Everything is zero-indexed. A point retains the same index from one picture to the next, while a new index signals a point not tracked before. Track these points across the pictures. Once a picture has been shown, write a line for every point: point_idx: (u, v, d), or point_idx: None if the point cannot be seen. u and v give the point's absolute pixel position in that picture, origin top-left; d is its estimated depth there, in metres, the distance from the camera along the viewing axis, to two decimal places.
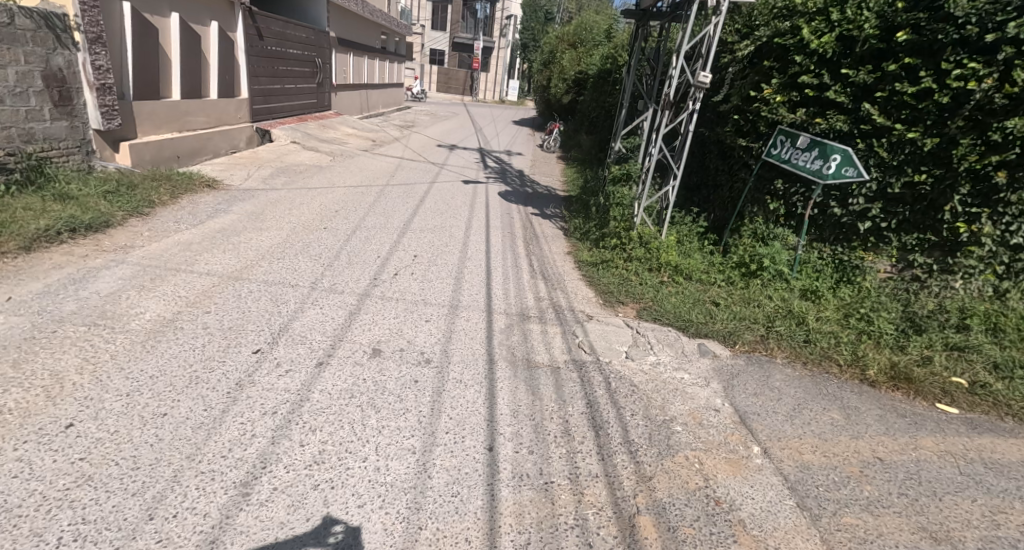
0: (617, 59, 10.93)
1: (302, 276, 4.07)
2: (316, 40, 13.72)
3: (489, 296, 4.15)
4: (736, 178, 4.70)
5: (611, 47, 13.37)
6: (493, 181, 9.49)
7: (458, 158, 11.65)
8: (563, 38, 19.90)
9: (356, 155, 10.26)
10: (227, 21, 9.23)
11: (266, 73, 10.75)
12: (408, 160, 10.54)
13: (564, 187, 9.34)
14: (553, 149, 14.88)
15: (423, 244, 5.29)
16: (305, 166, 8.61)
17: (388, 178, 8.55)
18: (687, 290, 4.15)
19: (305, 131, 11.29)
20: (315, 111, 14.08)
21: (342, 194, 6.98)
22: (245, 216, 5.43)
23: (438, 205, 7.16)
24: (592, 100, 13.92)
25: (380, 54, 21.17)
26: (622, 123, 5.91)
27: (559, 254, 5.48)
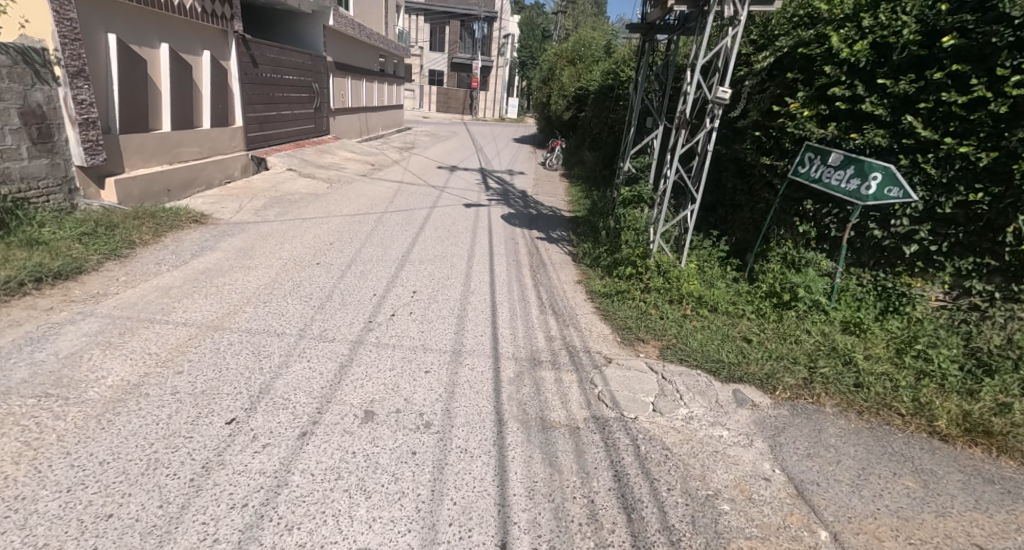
0: (618, 74, 10.71)
1: (289, 322, 3.72)
2: (313, 65, 13.61)
3: (494, 338, 3.78)
4: (759, 199, 4.34)
5: (611, 62, 13.19)
6: (496, 203, 9.17)
7: (459, 179, 11.38)
8: (562, 55, 19.79)
9: (354, 181, 9.99)
10: (221, 50, 9.06)
11: (261, 100, 10.58)
12: (408, 184, 10.25)
13: (569, 207, 9.02)
14: (556, 166, 14.60)
15: (422, 278, 4.93)
16: (301, 194, 8.33)
17: (387, 204, 8.24)
18: (714, 325, 3.77)
19: (302, 157, 11.06)
20: (313, 137, 13.91)
21: (338, 225, 6.66)
22: (233, 253, 5.11)
23: (439, 232, 6.82)
24: (594, 116, 13.64)
25: (378, 78, 21.17)
26: (631, 142, 5.58)
27: (568, 284, 5.10)
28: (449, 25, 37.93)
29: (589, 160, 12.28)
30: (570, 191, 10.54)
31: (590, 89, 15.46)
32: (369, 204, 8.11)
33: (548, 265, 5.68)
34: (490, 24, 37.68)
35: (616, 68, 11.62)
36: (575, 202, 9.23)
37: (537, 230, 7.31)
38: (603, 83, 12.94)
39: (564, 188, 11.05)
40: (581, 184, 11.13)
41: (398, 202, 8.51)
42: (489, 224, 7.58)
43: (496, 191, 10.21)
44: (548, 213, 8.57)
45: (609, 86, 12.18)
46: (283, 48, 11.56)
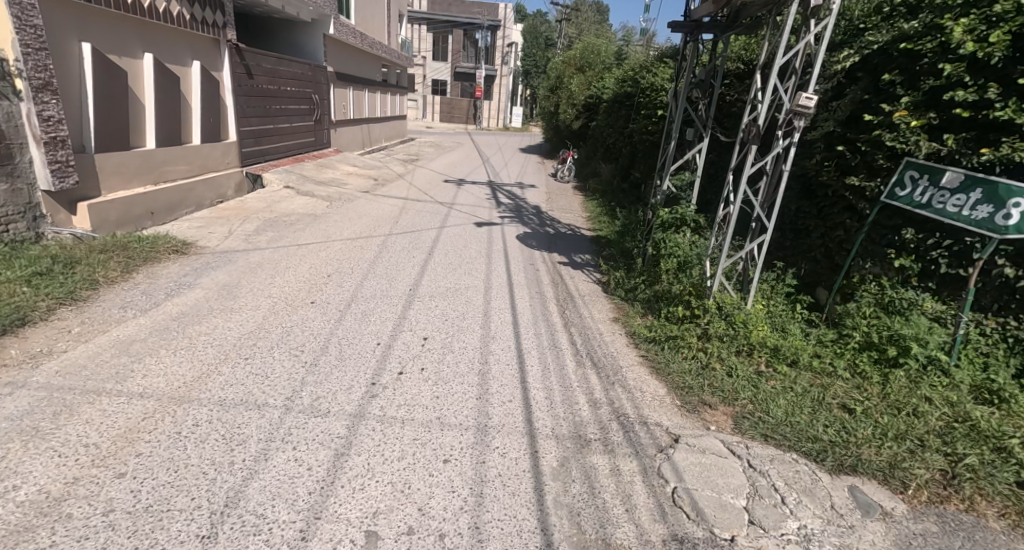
0: (637, 81, 10.05)
1: (274, 387, 3.03)
2: (312, 75, 13.05)
3: (525, 404, 3.08)
4: (837, 226, 3.63)
5: (625, 69, 12.55)
6: (509, 220, 8.49)
7: (468, 195, 10.71)
8: (569, 63, 19.21)
9: (356, 198, 9.35)
10: (212, 60, 8.47)
11: (257, 113, 9.99)
12: (413, 201, 9.60)
13: (588, 224, 8.33)
14: (568, 179, 13.95)
15: (434, 319, 4.24)
16: (299, 215, 7.68)
17: (392, 225, 7.58)
18: (798, 386, 3.04)
19: (301, 173, 10.44)
20: (314, 150, 13.32)
21: (337, 251, 5.99)
22: (215, 290, 4.43)
23: (449, 257, 6.14)
24: (608, 125, 12.98)
25: (381, 88, 20.64)
26: (672, 157, 4.91)
27: (602, 324, 4.40)
28: (451, 34, 37.56)
29: (605, 172, 11.62)
30: (587, 207, 9.86)
31: (602, 97, 14.86)
32: (373, 225, 7.45)
33: (576, 299, 4.97)
34: (493, 33, 37.26)
35: (632, 75, 10.97)
36: (595, 220, 8.53)
37: (559, 253, 6.63)
38: (617, 90, 12.30)
39: (580, 203, 10.37)
40: (597, 199, 10.45)
41: (405, 222, 7.85)
42: (503, 247, 6.90)
43: (509, 207, 9.54)
44: (567, 232, 7.88)
45: (624, 94, 11.55)
46: (280, 58, 10.99)
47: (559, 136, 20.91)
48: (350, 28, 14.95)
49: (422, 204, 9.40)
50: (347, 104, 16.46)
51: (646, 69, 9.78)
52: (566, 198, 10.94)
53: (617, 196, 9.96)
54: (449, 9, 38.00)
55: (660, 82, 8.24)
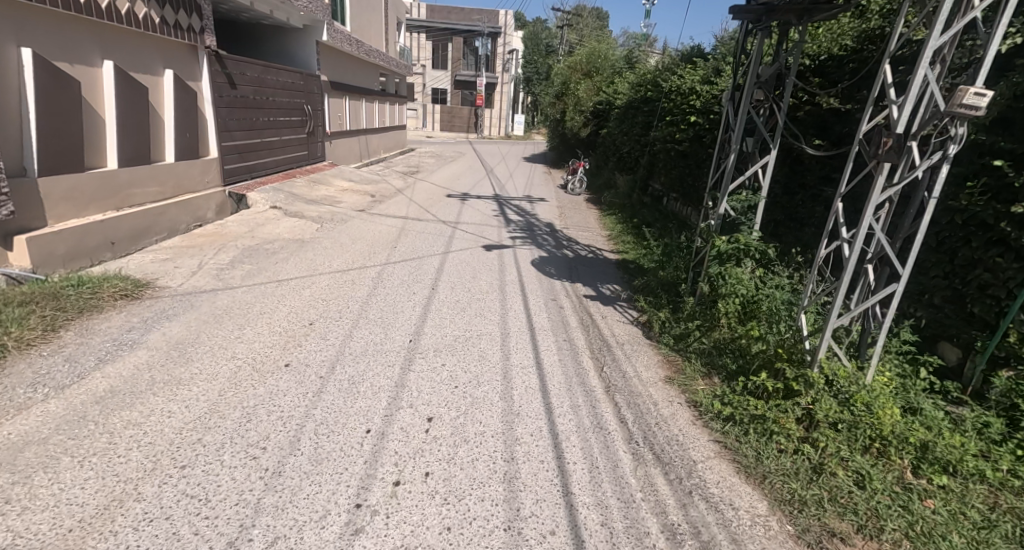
0: (656, 85, 9.23)
1: (213, 522, 2.10)
2: (304, 84, 12.25)
3: (573, 541, 2.12)
4: (974, 265, 2.67)
5: (640, 73, 11.77)
6: (521, 241, 7.62)
7: (473, 211, 9.86)
8: (575, 68, 18.43)
9: (351, 219, 8.47)
10: (189, 69, 7.64)
11: (242, 126, 9.19)
12: (414, 220, 8.73)
13: (609, 246, 7.45)
14: (579, 191, 13.08)
15: (440, 390, 3.32)
16: (284, 241, 6.80)
17: (389, 251, 6.69)
18: (972, 511, 2.13)
19: (291, 191, 9.58)
20: (307, 163, 12.52)
21: (325, 287, 5.10)
22: (164, 350, 3.52)
23: (456, 293, 5.24)
24: (622, 133, 12.18)
25: (378, 97, 19.89)
26: (730, 174, 4.02)
27: (653, 387, 3.48)
28: (451, 42, 36.92)
29: (622, 184, 10.75)
30: (604, 224, 8.97)
31: (613, 103, 14.06)
32: (368, 251, 6.56)
33: (615, 350, 4.04)
34: (494, 40, 36.68)
35: (650, 79, 10.12)
36: (617, 241, 7.62)
37: (586, 285, 5.72)
38: (632, 96, 11.46)
39: (596, 220, 9.48)
40: (616, 214, 9.55)
41: (404, 247, 6.96)
42: (518, 276, 6.00)
43: (521, 226, 8.66)
44: (588, 256, 6.98)
45: (641, 99, 10.71)
46: (267, 66, 10.18)
47: (565, 145, 20.09)
48: (344, 34, 14.20)
49: (424, 224, 8.54)
50: (343, 115, 15.68)
51: (668, 71, 8.93)
52: (581, 214, 10.05)
53: (638, 212, 9.07)
54: (448, 17, 37.38)
55: (689, 86, 7.38)
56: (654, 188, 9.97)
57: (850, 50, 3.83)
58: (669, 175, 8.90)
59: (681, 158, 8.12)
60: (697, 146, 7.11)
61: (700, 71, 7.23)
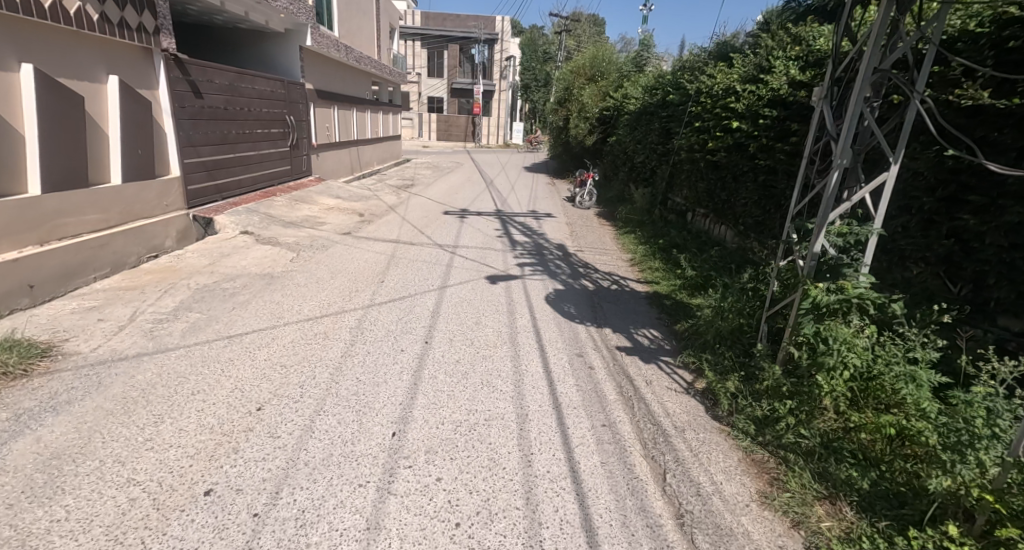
0: (679, 88, 8.24)
1: None
2: (287, 93, 11.24)
3: None
4: None
5: (654, 76, 10.83)
6: (532, 270, 6.57)
7: (473, 232, 8.82)
8: (579, 73, 17.47)
9: (335, 245, 7.41)
10: (142, 76, 6.61)
11: (211, 141, 8.15)
12: (408, 245, 7.67)
13: (633, 275, 6.40)
14: (588, 205, 12.06)
15: (436, 534, 2.22)
16: (250, 276, 5.71)
17: (376, 287, 5.61)
18: None
19: (268, 213, 8.52)
20: (289, 179, 11.50)
21: (289, 345, 4.01)
22: (28, 470, 2.40)
23: (455, 350, 4.15)
24: (636, 142, 11.20)
25: (371, 106, 18.94)
26: (831, 200, 2.89)
27: (750, 517, 2.36)
28: (447, 49, 36.03)
29: (639, 199, 9.71)
30: (624, 246, 7.90)
31: (623, 110, 13.07)
32: (350, 288, 5.49)
33: (676, 444, 2.94)
34: (491, 47, 35.95)
35: (670, 82, 9.12)
36: (643, 269, 6.55)
37: (617, 332, 4.65)
38: (646, 102, 10.47)
39: (613, 240, 8.42)
40: (636, 234, 8.49)
41: (395, 281, 5.89)
42: (532, 320, 4.92)
43: (531, 251, 7.60)
44: (612, 290, 5.90)
45: (660, 104, 9.70)
46: (241, 73, 9.14)
47: (569, 154, 19.10)
48: (331, 39, 13.23)
49: (420, 249, 7.49)
50: (332, 126, 14.67)
51: (693, 73, 7.93)
52: (594, 233, 9.00)
53: (663, 231, 8.01)
54: (443, 24, 36.43)
55: (725, 87, 6.37)
56: (677, 204, 8.94)
57: (996, 25, 2.78)
58: (697, 190, 7.88)
59: (714, 171, 7.09)
60: (738, 157, 6.06)
61: (739, 70, 6.21)
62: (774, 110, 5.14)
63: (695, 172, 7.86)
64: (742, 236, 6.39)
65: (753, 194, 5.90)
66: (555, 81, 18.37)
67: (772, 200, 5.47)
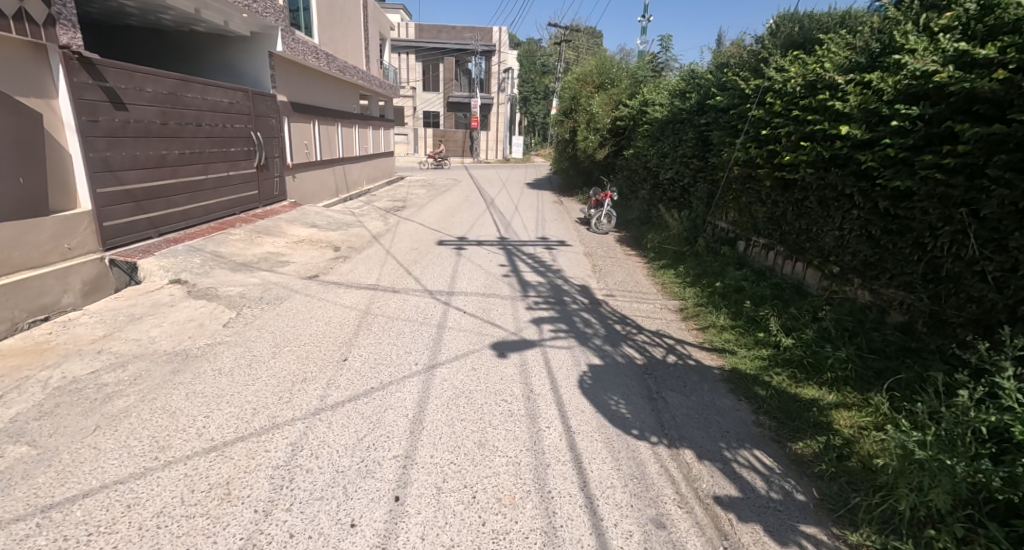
0: (729, 89, 6.69)
1: None
2: (253, 106, 9.67)
3: None
4: None
5: (682, 78, 9.34)
6: (553, 333, 4.90)
7: (474, 270, 7.19)
8: (585, 81, 15.99)
9: (294, 297, 5.74)
10: (29, 79, 5.02)
11: (142, 164, 6.56)
12: (390, 294, 6.01)
13: (692, 339, 4.70)
14: (606, 228, 10.48)
15: None
16: (156, 355, 4.02)
17: (335, 371, 3.92)
18: None
19: (217, 253, 6.85)
20: (255, 206, 9.89)
21: (153, 523, 2.29)
22: None
23: (446, 518, 2.44)
24: (662, 155, 9.67)
25: (359, 121, 17.48)
26: None
27: None
28: (442, 62, 34.78)
29: (674, 224, 8.07)
30: (666, 290, 6.22)
31: (642, 120, 11.52)
32: (298, 375, 3.82)
33: None
34: (488, 59, 34.84)
35: (712, 84, 7.56)
36: (704, 329, 4.86)
37: (704, 459, 2.93)
38: (676, 109, 8.89)
39: (649, 280, 6.75)
40: (678, 272, 6.82)
41: (366, 358, 4.21)
42: (566, 432, 3.22)
43: (550, 299, 5.92)
44: (670, 364, 4.21)
45: (699, 111, 8.13)
46: (188, 82, 7.55)
47: (577, 169, 17.53)
48: (307, 45, 11.78)
49: (405, 299, 5.82)
50: (312, 142, 13.12)
51: (748, 69, 6.36)
52: (621, 269, 7.35)
53: (714, 267, 6.34)
54: (438, 36, 35.10)
55: (810, 82, 4.76)
56: (726, 232, 7.29)
57: None
58: (759, 216, 6.23)
59: (788, 193, 5.46)
60: (837, 176, 4.43)
61: (831, 60, 4.62)
62: (915, 107, 3.51)
63: (755, 193, 6.24)
64: (837, 282, 4.71)
65: (864, 226, 4.23)
66: (560, 91, 16.91)
67: (902, 237, 3.81)
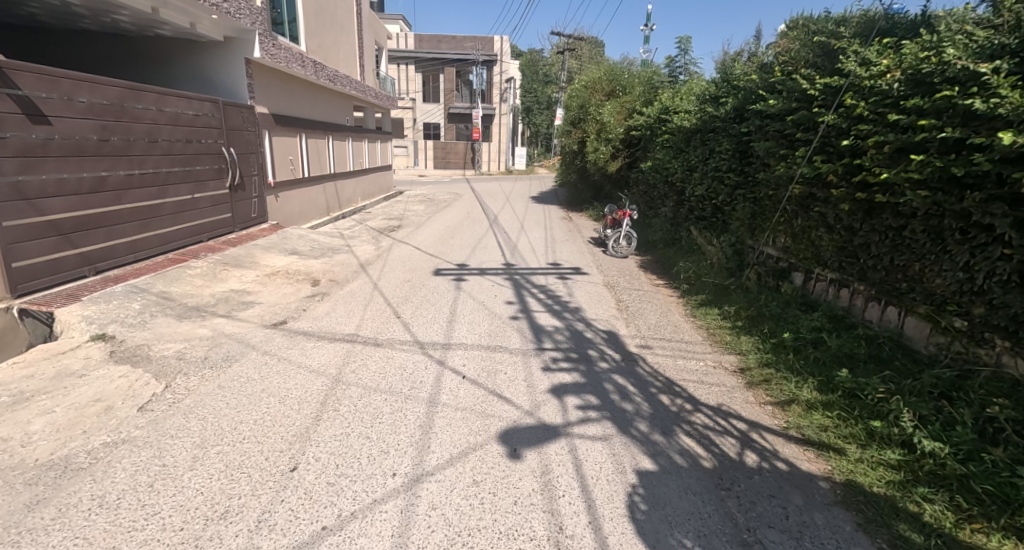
0: (783, 90, 5.58)
1: None
2: (222, 118, 8.58)
3: None
4: None
5: (711, 82, 8.28)
6: (581, 413, 3.70)
7: (476, 311, 6.03)
8: (594, 88, 14.97)
9: (250, 355, 4.57)
10: None
11: (71, 189, 5.43)
12: (372, 349, 4.84)
13: (768, 423, 3.46)
14: (626, 251, 9.33)
15: None
16: (18, 470, 2.81)
17: (276, 494, 2.72)
18: None
19: (164, 294, 5.68)
20: (224, 231, 8.77)
21: None
22: None
23: None
24: (691, 168, 8.58)
25: (353, 134, 16.47)
26: None
27: None
28: (442, 72, 33.94)
29: (711, 251, 6.89)
30: (715, 338, 5.02)
31: (663, 129, 10.41)
32: (221, 503, 2.63)
33: None
34: (489, 69, 34.06)
35: (757, 86, 6.42)
36: (782, 404, 3.64)
37: None
38: (709, 116, 7.79)
39: (688, 323, 5.55)
40: (723, 312, 5.62)
41: (324, 466, 3.00)
42: None
43: (574, 356, 4.73)
44: (749, 468, 2.98)
45: (742, 120, 6.99)
46: (137, 90, 6.43)
47: (586, 182, 16.42)
48: (291, 51, 10.77)
49: (390, 359, 4.64)
50: (297, 157, 12.03)
51: (812, 67, 5.22)
52: (651, 308, 6.17)
53: (771, 309, 5.14)
54: (438, 45, 34.25)
55: (925, 77, 3.62)
56: (779, 262, 6.10)
57: None
58: (828, 245, 5.04)
59: (874, 221, 4.28)
60: (973, 201, 3.24)
61: (959, 48, 3.47)
62: None
63: (824, 217, 5.06)
64: (965, 342, 3.52)
65: (1023, 271, 3.04)
66: (566, 99, 15.86)
67: None
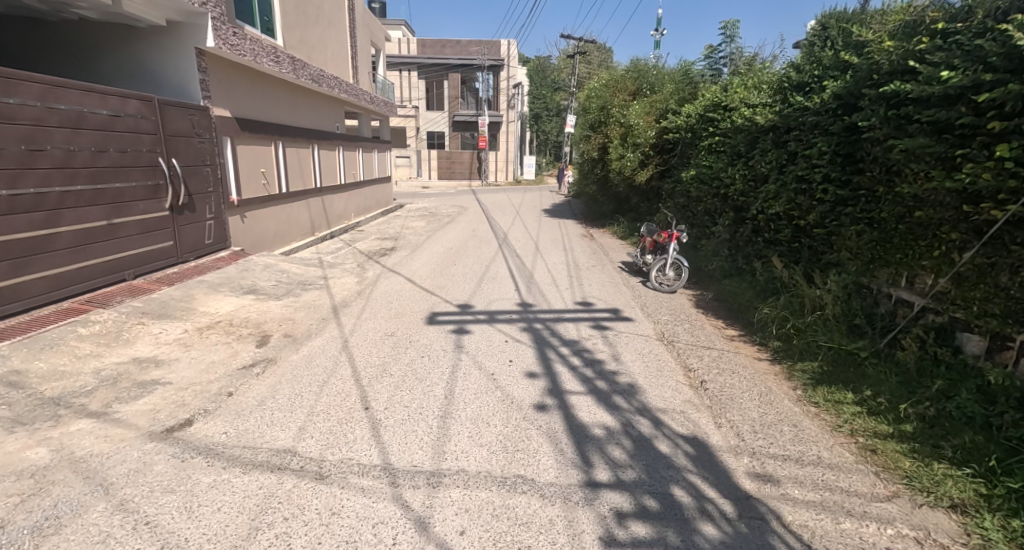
0: (958, 57, 3.65)
1: None
2: (158, 122, 6.77)
3: None
4: None
5: (792, 64, 6.35)
6: None
7: (484, 395, 4.10)
8: (617, 88, 13.20)
9: (95, 510, 2.63)
10: None
11: None
12: (309, 488, 2.89)
13: None
14: (676, 281, 7.39)
15: None
16: None
17: None
18: None
19: (12, 378, 3.77)
20: (162, 263, 6.95)
21: None
22: None
23: None
24: (765, 177, 6.64)
25: (345, 142, 14.72)
26: None
27: None
28: (447, 79, 32.31)
29: (814, 294, 4.91)
30: (878, 458, 3.03)
31: (714, 131, 8.52)
32: None
33: None
34: (496, 74, 32.44)
35: (883, 62, 4.48)
36: None
37: None
38: (795, 107, 5.85)
39: (813, 420, 3.55)
40: (865, 399, 3.63)
41: None
42: None
43: (653, 504, 2.75)
44: None
45: (855, 110, 5.03)
46: (6, 81, 4.68)
47: (608, 194, 14.52)
48: (262, 43, 9.00)
49: (334, 515, 2.68)
50: (271, 170, 10.20)
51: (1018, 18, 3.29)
52: (741, 385, 4.18)
53: (964, 405, 3.15)
54: (442, 51, 32.77)
55: None
56: (933, 316, 4.11)
57: None
58: None
59: None
60: None
61: None
62: None
63: None
64: None
65: None
66: (584, 101, 14.05)
67: None
